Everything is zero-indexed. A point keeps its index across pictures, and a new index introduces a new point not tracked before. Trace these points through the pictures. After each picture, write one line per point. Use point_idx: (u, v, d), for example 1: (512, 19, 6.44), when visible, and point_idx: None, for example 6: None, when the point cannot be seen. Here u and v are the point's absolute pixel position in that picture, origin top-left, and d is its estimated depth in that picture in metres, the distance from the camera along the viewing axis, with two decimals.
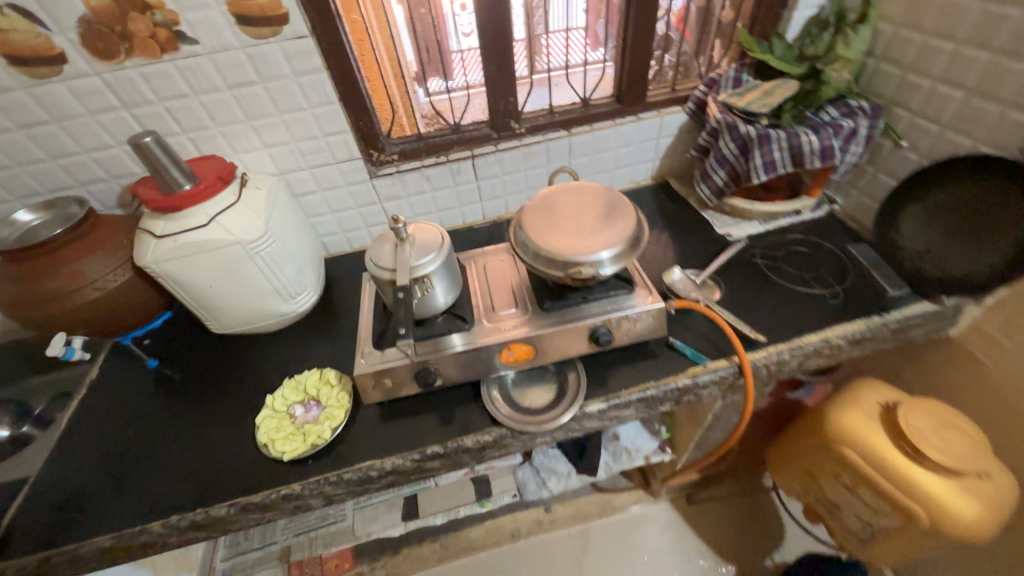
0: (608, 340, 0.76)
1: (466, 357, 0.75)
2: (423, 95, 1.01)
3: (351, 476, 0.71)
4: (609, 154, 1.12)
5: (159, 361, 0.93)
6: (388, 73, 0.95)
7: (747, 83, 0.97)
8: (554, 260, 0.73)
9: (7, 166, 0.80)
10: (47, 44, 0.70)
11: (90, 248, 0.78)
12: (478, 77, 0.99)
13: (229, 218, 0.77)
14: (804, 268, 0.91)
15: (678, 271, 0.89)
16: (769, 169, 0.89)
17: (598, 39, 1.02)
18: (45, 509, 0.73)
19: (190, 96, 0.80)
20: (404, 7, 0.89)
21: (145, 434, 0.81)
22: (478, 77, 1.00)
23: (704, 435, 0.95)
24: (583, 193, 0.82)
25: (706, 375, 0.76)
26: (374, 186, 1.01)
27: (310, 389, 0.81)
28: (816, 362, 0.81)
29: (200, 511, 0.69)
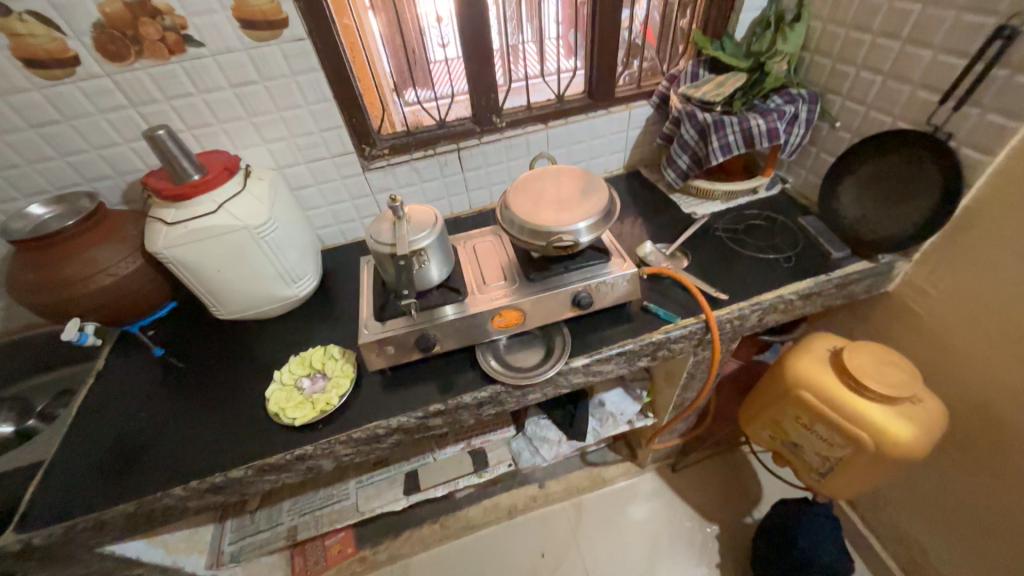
0: (589, 303, 0.85)
1: (462, 323, 0.82)
2: (401, 104, 1.08)
3: (360, 435, 0.77)
4: (584, 145, 1.22)
5: (165, 349, 0.97)
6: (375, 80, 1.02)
7: (704, 76, 1.09)
8: (537, 231, 0.81)
9: (17, 164, 0.85)
10: (62, 48, 0.76)
11: (101, 238, 0.83)
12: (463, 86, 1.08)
13: (236, 205, 0.83)
14: (760, 238, 1.01)
15: (649, 245, 1.00)
16: (725, 150, 1.00)
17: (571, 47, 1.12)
18: (65, 484, 0.77)
19: (194, 95, 0.86)
20: (381, 21, 0.96)
21: (158, 413, 0.86)
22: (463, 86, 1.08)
23: (682, 395, 1.05)
24: (561, 174, 0.91)
25: (677, 330, 0.85)
26: (367, 179, 1.08)
27: (316, 362, 0.87)
28: (774, 318, 0.91)
29: (218, 474, 0.74)
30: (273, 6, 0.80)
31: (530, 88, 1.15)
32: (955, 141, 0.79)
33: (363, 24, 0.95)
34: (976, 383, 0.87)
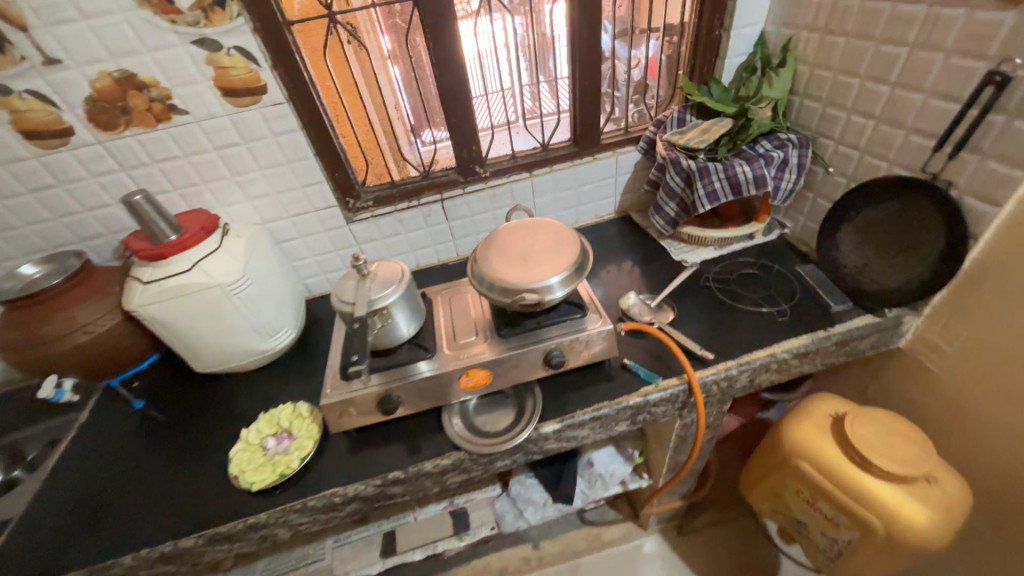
0: (561, 362, 0.80)
1: (426, 383, 0.79)
2: (420, 145, 1.10)
3: (315, 503, 0.74)
4: (571, 191, 1.20)
5: (145, 402, 0.97)
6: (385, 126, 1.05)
7: (691, 122, 1.07)
8: (504, 288, 0.78)
9: (16, 226, 0.90)
10: (57, 120, 0.81)
11: (83, 296, 0.85)
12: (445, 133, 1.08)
13: (210, 263, 0.84)
14: (754, 288, 0.95)
15: (632, 296, 0.95)
16: (712, 198, 0.96)
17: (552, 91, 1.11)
18: (24, 547, 0.76)
19: (181, 158, 0.90)
20: (399, 69, 0.98)
21: (126, 471, 0.85)
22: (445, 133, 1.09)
23: (675, 457, 0.97)
24: (534, 227, 0.89)
25: (656, 393, 0.79)
26: (351, 230, 1.10)
27: (283, 421, 0.85)
28: (768, 378, 0.84)
29: (169, 543, 0.72)
30: (252, 75, 0.84)
31: (518, 130, 1.16)
32: (956, 189, 0.73)
33: (382, 70, 0.99)
34: (1010, 455, 0.76)
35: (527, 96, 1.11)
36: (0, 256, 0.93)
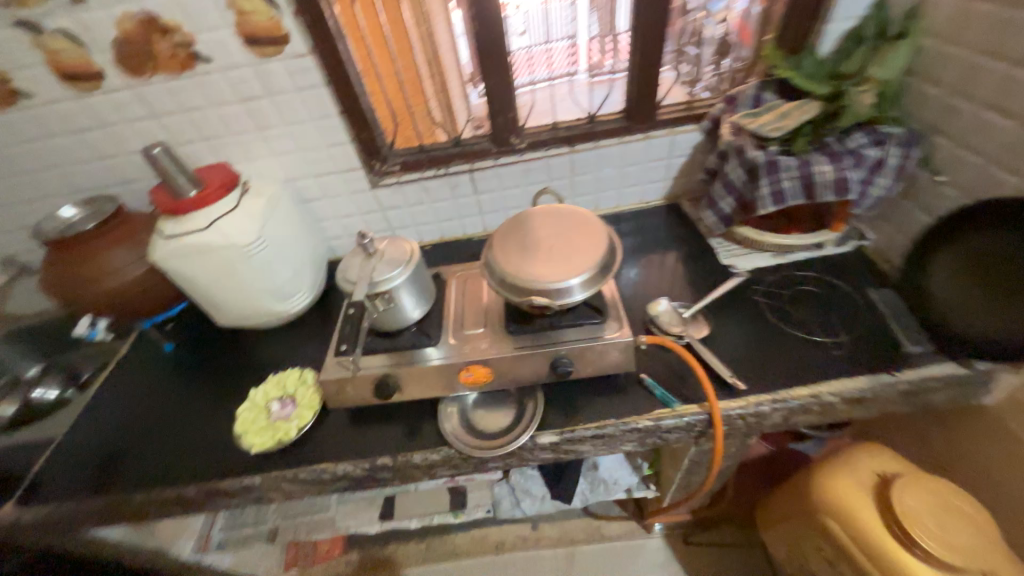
0: (568, 371, 0.73)
1: (423, 373, 0.75)
2: (477, 97, 1.01)
3: (305, 476, 0.75)
4: (615, 172, 1.08)
5: (175, 346, 1.03)
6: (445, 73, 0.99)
7: (768, 102, 0.90)
8: (516, 284, 0.72)
9: (62, 167, 0.93)
10: (88, 63, 0.80)
11: (114, 242, 0.88)
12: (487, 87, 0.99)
13: (226, 223, 0.83)
14: (812, 311, 0.81)
15: (664, 303, 0.85)
16: (777, 200, 0.81)
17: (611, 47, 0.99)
18: (61, 468, 0.84)
19: (206, 109, 0.88)
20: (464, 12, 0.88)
21: (149, 411, 0.91)
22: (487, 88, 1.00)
23: (687, 479, 0.89)
24: (563, 215, 0.79)
25: (670, 419, 0.71)
26: (375, 195, 1.05)
27: (289, 386, 0.86)
28: (803, 421, 0.72)
29: (174, 490, 0.76)
30: (274, 23, 0.78)
31: (574, 86, 1.05)
32: None
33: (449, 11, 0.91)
34: None
35: (593, 50, 1.00)
36: (53, 193, 0.98)
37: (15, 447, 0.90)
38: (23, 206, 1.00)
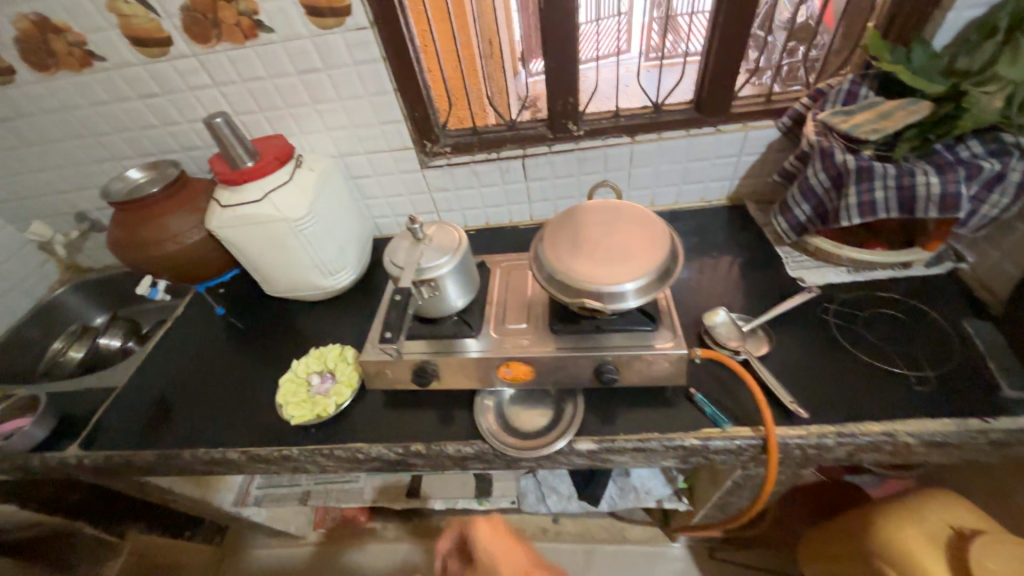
0: (614, 379, 0.70)
1: (463, 364, 0.74)
2: (525, 76, 1.01)
3: (340, 454, 0.76)
4: (677, 166, 1.00)
5: (225, 310, 1.06)
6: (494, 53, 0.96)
7: (864, 99, 0.80)
8: (565, 282, 0.68)
9: (131, 130, 0.96)
10: (158, 28, 0.81)
11: (176, 208, 0.90)
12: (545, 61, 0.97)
13: (279, 196, 0.83)
14: (891, 338, 0.73)
15: (722, 313, 0.79)
16: (865, 211, 0.73)
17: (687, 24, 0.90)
18: (118, 417, 0.89)
19: (266, 79, 0.87)
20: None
21: (199, 372, 0.95)
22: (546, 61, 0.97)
23: (725, 499, 0.85)
24: (622, 212, 0.74)
25: (720, 441, 0.67)
26: (424, 176, 1.03)
27: (329, 362, 0.87)
28: (873, 459, 0.66)
29: (218, 451, 0.79)
30: None
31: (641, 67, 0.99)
32: None
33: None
34: None
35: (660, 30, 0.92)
36: (121, 155, 1.01)
37: (79, 392, 0.96)
38: (94, 166, 1.04)
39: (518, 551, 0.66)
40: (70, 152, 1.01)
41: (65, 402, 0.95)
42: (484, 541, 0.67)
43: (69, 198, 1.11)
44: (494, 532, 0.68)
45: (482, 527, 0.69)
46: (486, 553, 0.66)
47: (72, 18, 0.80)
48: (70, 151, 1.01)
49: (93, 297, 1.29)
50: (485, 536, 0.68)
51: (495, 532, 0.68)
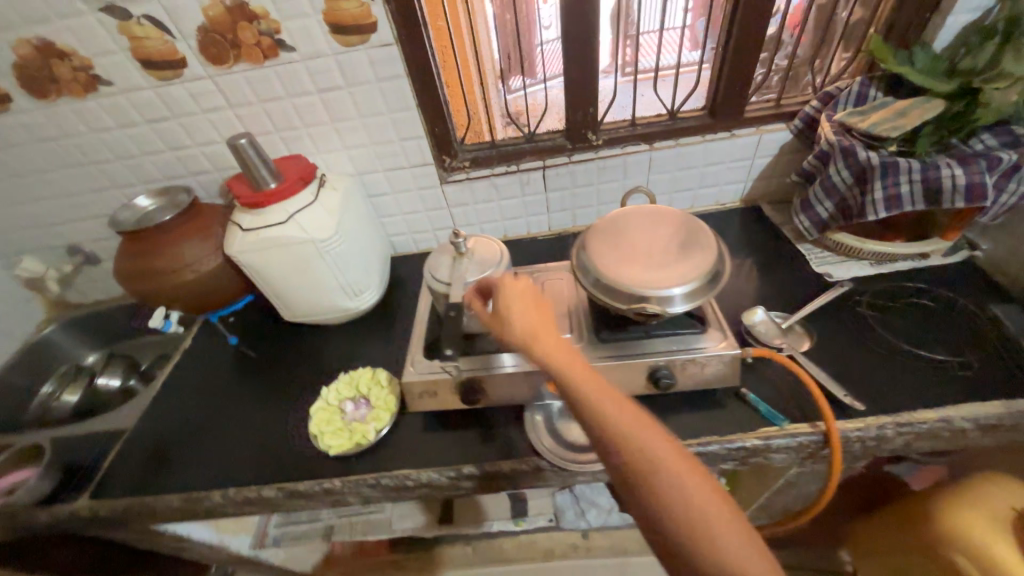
0: (669, 384, 0.69)
1: (511, 379, 0.72)
2: (503, 93, 0.99)
3: (388, 482, 0.72)
4: (694, 171, 1.02)
5: (239, 340, 1.01)
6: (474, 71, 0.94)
7: (874, 99, 0.83)
8: (615, 289, 0.67)
9: (136, 155, 0.92)
10: (172, 50, 0.78)
11: (190, 235, 0.86)
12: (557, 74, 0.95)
13: (305, 217, 0.81)
14: (924, 326, 0.76)
15: (761, 312, 0.80)
16: (891, 205, 0.75)
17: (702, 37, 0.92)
18: (132, 462, 0.83)
19: (284, 99, 0.85)
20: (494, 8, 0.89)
21: (219, 407, 0.89)
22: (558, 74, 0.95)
23: (773, 498, 0.85)
24: (663, 218, 0.75)
25: (781, 439, 0.66)
26: (443, 192, 1.02)
27: (362, 386, 0.84)
28: (928, 446, 0.67)
29: (253, 490, 0.74)
30: (364, 10, 0.75)
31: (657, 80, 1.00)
32: None
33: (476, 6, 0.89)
34: None
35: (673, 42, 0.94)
36: (123, 182, 0.97)
37: (84, 437, 0.89)
38: (92, 195, 0.99)
39: (547, 319, 0.55)
40: (66, 182, 0.96)
41: (69, 450, 0.88)
42: (511, 295, 0.57)
43: (62, 230, 1.05)
44: (526, 294, 0.57)
45: (509, 283, 0.59)
46: (511, 310, 0.55)
47: (79, 42, 0.77)
48: (66, 180, 0.96)
49: (84, 335, 1.21)
50: (511, 291, 0.58)
51: (529, 294, 0.57)
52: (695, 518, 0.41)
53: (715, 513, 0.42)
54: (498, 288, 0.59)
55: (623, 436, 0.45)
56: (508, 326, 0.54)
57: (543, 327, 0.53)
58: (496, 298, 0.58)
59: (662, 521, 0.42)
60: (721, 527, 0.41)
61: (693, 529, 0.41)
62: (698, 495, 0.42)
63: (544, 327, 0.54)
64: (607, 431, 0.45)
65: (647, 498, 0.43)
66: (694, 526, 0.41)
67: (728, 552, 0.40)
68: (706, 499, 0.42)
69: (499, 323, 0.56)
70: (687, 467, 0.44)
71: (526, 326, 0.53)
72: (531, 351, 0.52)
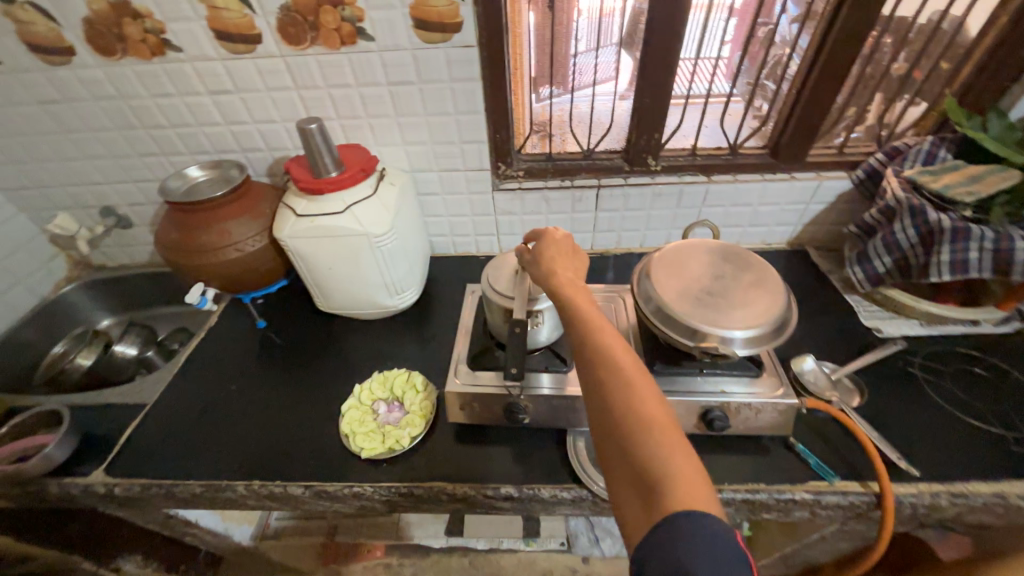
0: (722, 427, 0.67)
1: (556, 401, 0.70)
2: (535, 101, 0.94)
3: (420, 492, 0.70)
4: (747, 209, 1.01)
5: (267, 324, 0.99)
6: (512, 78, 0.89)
7: (943, 161, 0.83)
8: (676, 321, 0.65)
9: (191, 125, 0.90)
10: (250, 24, 0.77)
11: (238, 213, 0.84)
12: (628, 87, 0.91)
13: (363, 210, 0.79)
14: (975, 394, 0.75)
15: (811, 360, 0.79)
16: (956, 269, 0.74)
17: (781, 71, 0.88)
18: (151, 440, 0.80)
19: (352, 88, 0.84)
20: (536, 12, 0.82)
21: (245, 391, 0.87)
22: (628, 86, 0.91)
23: (799, 550, 0.83)
24: (727, 259, 0.73)
25: (831, 495, 0.65)
26: (493, 199, 1.00)
27: (397, 389, 0.81)
28: (977, 518, 0.66)
29: (278, 484, 0.72)
30: (451, 9, 0.74)
31: (726, 109, 0.95)
32: None
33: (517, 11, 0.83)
34: None
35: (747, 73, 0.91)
36: (172, 150, 0.95)
37: (103, 407, 0.87)
38: (137, 159, 0.96)
39: (574, 262, 0.63)
40: (113, 143, 0.94)
41: (87, 420, 0.85)
42: (548, 236, 0.66)
43: (99, 191, 1.02)
44: (561, 238, 0.65)
45: (548, 229, 0.67)
46: (545, 246, 0.64)
47: (156, 5, 0.75)
48: (113, 142, 0.94)
49: (103, 298, 1.18)
50: (546, 235, 0.66)
51: (566, 242, 0.65)
52: (640, 421, 0.45)
53: (661, 424, 0.44)
54: (538, 232, 0.68)
55: (599, 346, 0.50)
56: (539, 256, 0.63)
57: (565, 264, 0.61)
58: (535, 238, 0.67)
59: (611, 420, 0.46)
60: (663, 435, 0.44)
61: (636, 430, 0.44)
62: (650, 404, 0.45)
63: (567, 264, 0.62)
64: (586, 340, 0.51)
65: (602, 397, 0.47)
66: (638, 427, 0.44)
67: (662, 455, 0.42)
68: (655, 409, 0.45)
69: (532, 255, 0.65)
70: (649, 383, 0.47)
71: (550, 259, 0.62)
72: (548, 278, 0.60)
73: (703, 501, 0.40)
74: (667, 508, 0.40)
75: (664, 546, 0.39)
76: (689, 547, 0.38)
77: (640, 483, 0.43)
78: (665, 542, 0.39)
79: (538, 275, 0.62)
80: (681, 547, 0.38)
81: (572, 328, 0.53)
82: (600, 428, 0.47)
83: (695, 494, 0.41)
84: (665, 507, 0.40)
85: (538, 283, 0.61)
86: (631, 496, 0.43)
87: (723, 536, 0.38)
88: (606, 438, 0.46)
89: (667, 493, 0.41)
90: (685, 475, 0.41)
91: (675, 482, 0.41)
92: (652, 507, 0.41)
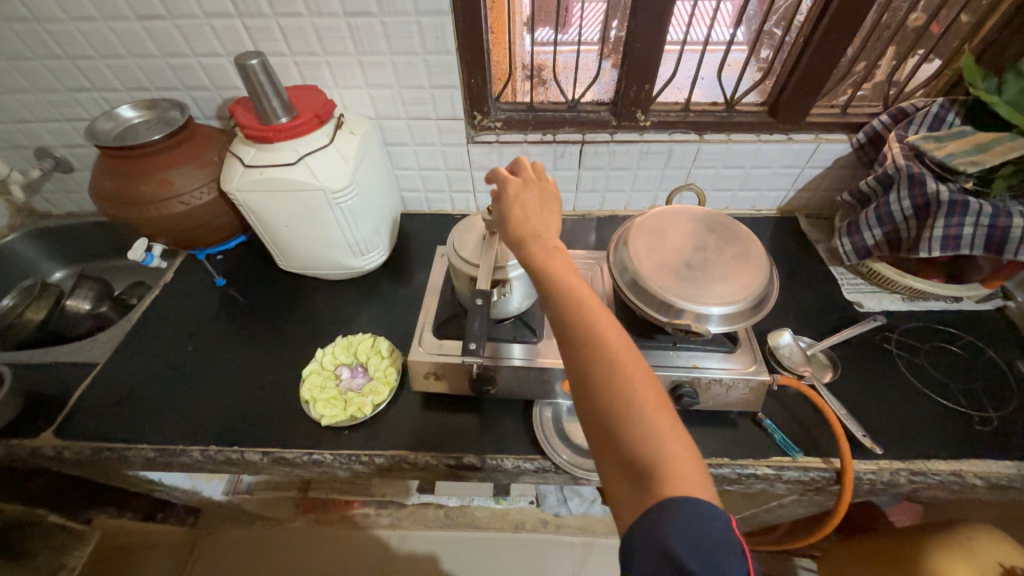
0: (691, 402, 0.65)
1: (523, 372, 0.67)
2: (529, 44, 0.85)
3: (379, 461, 0.69)
4: (739, 171, 0.95)
5: (226, 282, 0.93)
6: (504, 16, 0.80)
7: (951, 126, 0.76)
8: (651, 295, 0.62)
9: (121, 55, 0.79)
10: None
11: (181, 160, 0.76)
12: (617, 32, 0.82)
13: (318, 161, 0.72)
14: (947, 373, 0.75)
15: (788, 334, 0.77)
16: (947, 245, 0.71)
17: (791, 16, 0.78)
18: (103, 402, 0.77)
19: (304, 18, 0.74)
20: None
21: (202, 352, 0.83)
22: (617, 32, 0.82)
23: (757, 514, 0.86)
24: (712, 228, 0.69)
25: (792, 470, 0.65)
26: (467, 152, 0.92)
27: (361, 354, 0.78)
28: (932, 494, 0.67)
29: (235, 451, 0.70)
30: None
31: (726, 59, 0.86)
32: None
33: None
34: None
35: (753, 14, 0.81)
36: (105, 85, 0.84)
37: (52, 365, 0.82)
38: (65, 94, 0.86)
39: (544, 218, 0.56)
40: (34, 75, 0.82)
41: (35, 378, 0.81)
42: (513, 195, 0.58)
43: (30, 129, 0.92)
44: (534, 193, 0.58)
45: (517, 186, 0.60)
46: (514, 207, 0.57)
47: None
48: (33, 73, 0.82)
49: (52, 249, 1.11)
50: (517, 188, 0.58)
51: (532, 197, 0.58)
52: (630, 402, 0.41)
53: (651, 403, 0.41)
54: (498, 190, 0.60)
55: (586, 321, 0.46)
56: (509, 218, 0.56)
57: (543, 224, 0.55)
58: (499, 195, 0.59)
59: (596, 401, 0.42)
60: (653, 413, 0.41)
61: (624, 411, 0.41)
62: (641, 384, 0.42)
63: (543, 225, 0.55)
64: (570, 314, 0.46)
65: (587, 376, 0.44)
66: (627, 408, 0.41)
67: (654, 437, 0.39)
68: (646, 387, 0.42)
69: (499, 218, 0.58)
70: (638, 361, 0.44)
71: (522, 222, 0.55)
72: (522, 242, 0.54)
73: (695, 484, 0.38)
74: (659, 494, 0.37)
75: (655, 534, 0.36)
76: (682, 536, 0.35)
77: (627, 467, 0.40)
78: (655, 530, 0.36)
79: (511, 241, 0.55)
80: (673, 534, 0.35)
81: (553, 301, 0.48)
82: (585, 406, 0.43)
83: (688, 478, 0.38)
84: (655, 490, 0.38)
85: (508, 244, 0.56)
86: (619, 478, 0.40)
87: (715, 520, 0.36)
88: (592, 419, 0.43)
89: (658, 476, 0.38)
90: (676, 457, 0.39)
91: (667, 465, 0.38)
92: (643, 491, 0.38)
